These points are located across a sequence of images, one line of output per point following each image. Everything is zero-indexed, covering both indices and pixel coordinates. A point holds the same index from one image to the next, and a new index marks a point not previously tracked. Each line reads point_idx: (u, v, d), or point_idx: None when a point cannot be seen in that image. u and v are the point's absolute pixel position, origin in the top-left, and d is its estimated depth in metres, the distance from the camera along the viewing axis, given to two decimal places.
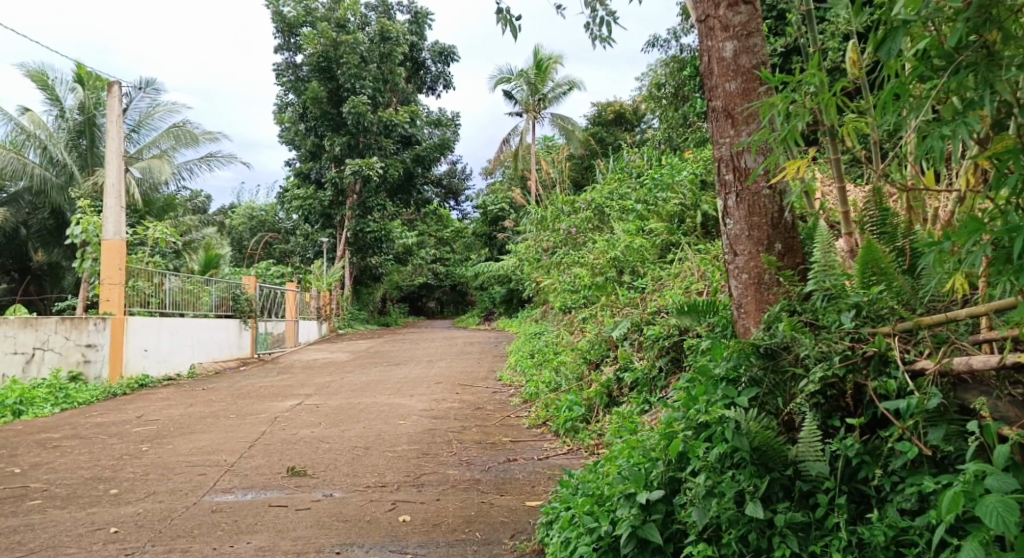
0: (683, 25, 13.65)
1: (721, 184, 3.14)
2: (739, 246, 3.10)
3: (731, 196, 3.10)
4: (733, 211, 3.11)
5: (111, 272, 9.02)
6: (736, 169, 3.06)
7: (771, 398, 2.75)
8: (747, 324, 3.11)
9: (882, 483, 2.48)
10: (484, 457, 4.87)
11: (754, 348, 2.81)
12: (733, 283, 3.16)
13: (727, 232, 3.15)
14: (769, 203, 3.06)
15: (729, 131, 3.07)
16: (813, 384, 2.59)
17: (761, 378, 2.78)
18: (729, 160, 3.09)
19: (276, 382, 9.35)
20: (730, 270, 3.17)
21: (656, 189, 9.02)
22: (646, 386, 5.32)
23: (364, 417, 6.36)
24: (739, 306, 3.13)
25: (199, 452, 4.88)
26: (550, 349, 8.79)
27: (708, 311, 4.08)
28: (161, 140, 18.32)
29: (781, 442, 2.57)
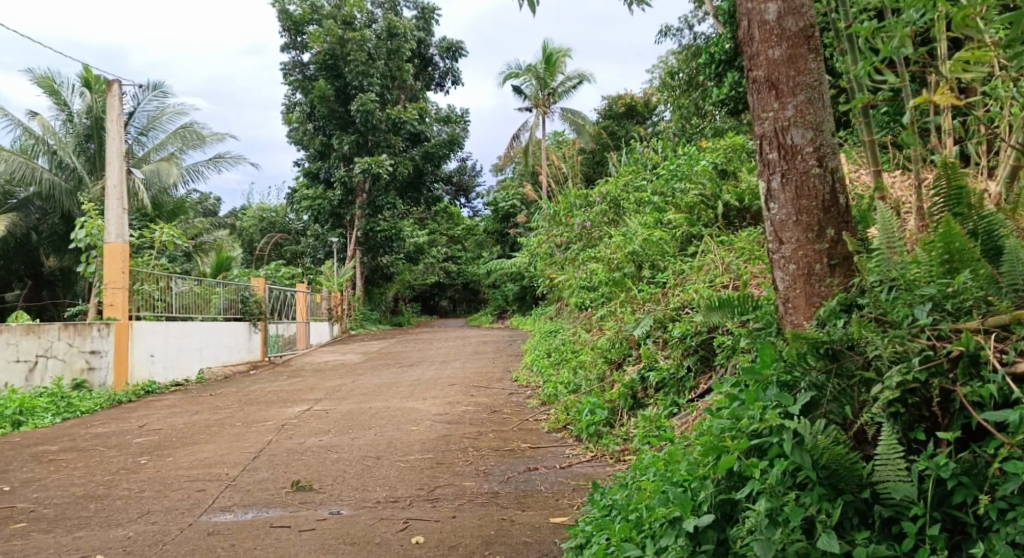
0: (696, 13, 13.29)
1: (763, 163, 2.81)
2: (785, 233, 2.77)
3: (775, 176, 2.77)
4: (778, 193, 2.78)
5: (115, 275, 8.78)
6: (783, 145, 2.73)
7: (837, 406, 2.46)
8: (796, 320, 2.78)
9: (988, 512, 2.13)
10: (502, 466, 4.56)
11: (811, 348, 2.54)
12: (778, 275, 2.83)
13: (771, 217, 2.82)
14: (819, 184, 2.72)
15: (774, 104, 2.75)
16: (890, 391, 2.31)
17: (824, 383, 2.49)
18: (772, 136, 2.76)
19: (286, 386, 9.09)
20: (774, 261, 2.84)
21: (675, 180, 8.68)
22: (673, 387, 5.01)
23: (376, 423, 6.07)
24: (786, 300, 2.80)
25: (200, 465, 4.60)
26: (567, 347, 8.48)
27: (745, 309, 3.68)
28: (168, 142, 18.07)
29: (854, 460, 2.28)
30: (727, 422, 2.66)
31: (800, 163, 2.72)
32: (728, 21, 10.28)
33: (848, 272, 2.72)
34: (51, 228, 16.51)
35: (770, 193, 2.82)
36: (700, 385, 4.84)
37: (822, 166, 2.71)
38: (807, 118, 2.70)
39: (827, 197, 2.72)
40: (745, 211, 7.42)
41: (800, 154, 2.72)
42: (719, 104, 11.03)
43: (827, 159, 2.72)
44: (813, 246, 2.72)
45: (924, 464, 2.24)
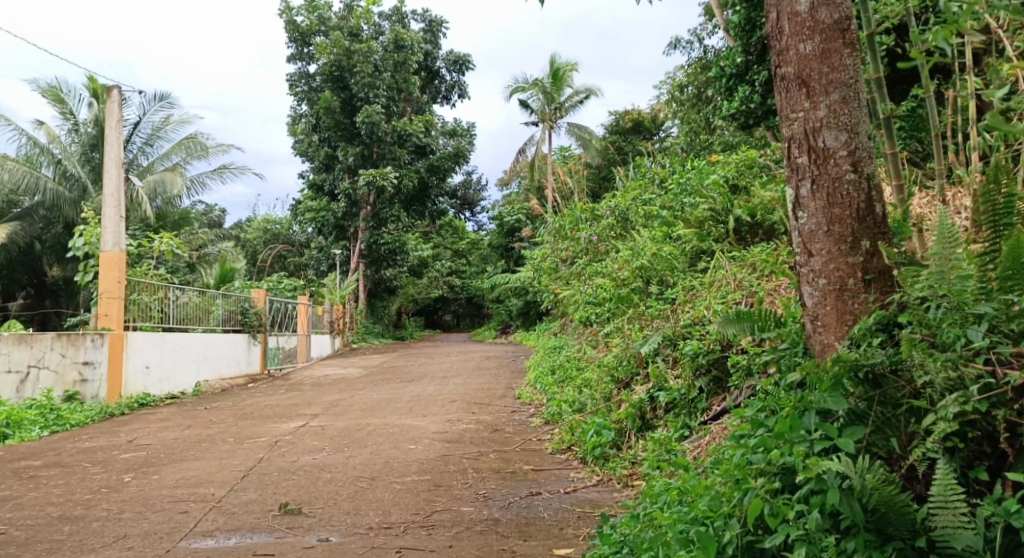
0: (706, 26, 13.13)
1: (791, 168, 2.69)
2: (815, 244, 2.63)
3: (804, 183, 2.64)
4: (807, 202, 2.66)
5: (110, 285, 8.56)
6: (814, 148, 2.61)
7: (882, 439, 2.35)
8: (827, 340, 2.62)
9: None
10: (503, 490, 4.32)
11: (850, 372, 2.43)
12: (805, 291, 2.69)
13: (800, 227, 2.68)
14: (853, 191, 2.58)
15: (804, 103, 2.64)
16: (948, 423, 2.20)
17: (866, 411, 2.39)
18: (802, 139, 2.64)
19: (283, 401, 8.86)
20: (802, 275, 2.69)
21: (684, 195, 8.46)
22: (684, 409, 4.79)
23: (373, 441, 5.84)
24: (814, 318, 2.66)
25: (186, 484, 4.35)
26: (572, 364, 8.23)
27: (766, 326, 3.42)
28: (172, 152, 17.93)
29: (905, 502, 2.17)
30: (755, 453, 2.52)
31: (832, 167, 2.59)
32: (740, 34, 10.09)
33: (884, 288, 2.57)
34: (54, 238, 16.34)
35: (799, 202, 2.70)
36: (712, 407, 4.61)
37: (857, 172, 2.56)
38: (840, 120, 2.58)
39: (862, 206, 2.57)
40: (757, 226, 7.16)
41: (832, 158, 2.59)
42: (730, 118, 10.82)
43: (861, 164, 2.58)
44: (846, 258, 2.56)
45: (989, 509, 2.10)
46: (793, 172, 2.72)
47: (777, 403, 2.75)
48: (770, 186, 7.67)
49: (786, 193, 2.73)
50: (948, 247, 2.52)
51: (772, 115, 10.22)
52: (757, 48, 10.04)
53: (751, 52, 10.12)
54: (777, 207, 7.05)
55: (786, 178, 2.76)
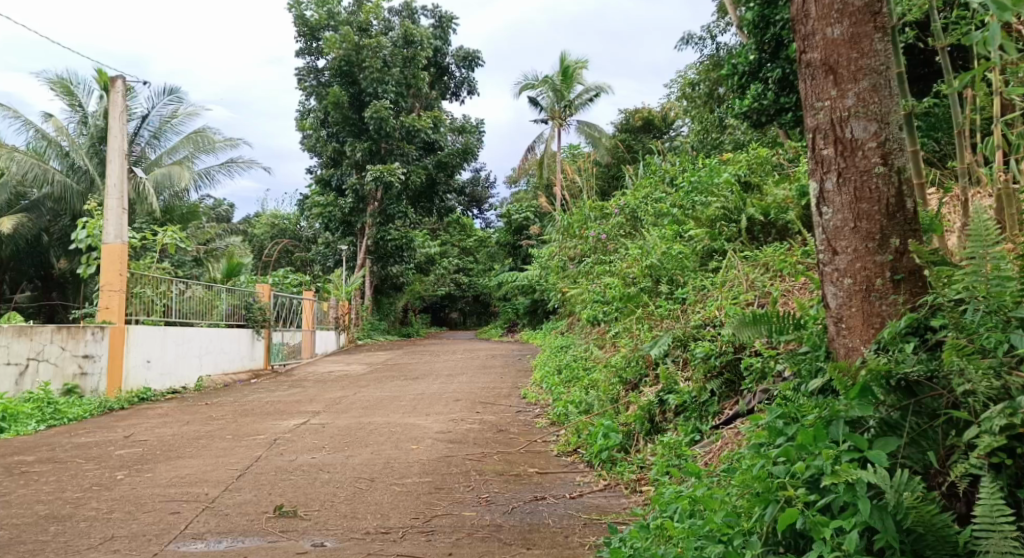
0: (718, 23, 12.95)
1: (816, 161, 2.65)
2: (840, 241, 2.59)
3: (830, 177, 2.60)
4: (832, 196, 2.61)
5: (111, 277, 8.45)
6: (840, 139, 2.57)
7: (917, 451, 2.29)
8: (851, 342, 2.59)
9: None
10: (506, 494, 4.18)
11: (880, 378, 2.37)
12: (829, 290, 2.64)
13: (824, 224, 2.64)
14: (882, 185, 2.53)
15: (831, 91, 2.60)
16: (994, 438, 2.14)
17: (901, 421, 2.32)
18: (829, 129, 2.60)
19: (285, 397, 8.74)
20: (825, 274, 2.66)
21: (695, 193, 8.30)
22: (695, 412, 4.62)
23: (374, 440, 5.71)
24: (838, 319, 2.61)
25: (180, 483, 4.23)
26: (579, 364, 8.08)
27: (784, 329, 3.27)
28: (180, 146, 17.85)
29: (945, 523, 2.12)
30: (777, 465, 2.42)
31: (860, 159, 2.55)
32: (754, 31, 9.92)
33: (914, 289, 2.52)
34: (63, 230, 16.28)
35: (823, 196, 2.66)
36: (724, 411, 4.46)
37: (887, 165, 2.52)
38: (868, 110, 2.54)
39: (892, 201, 2.53)
40: (769, 226, 7.01)
41: (860, 149, 2.55)
42: (742, 116, 10.62)
43: (892, 157, 2.53)
44: (873, 257, 2.52)
45: None
46: (818, 165, 2.68)
47: (798, 409, 2.64)
48: (782, 184, 7.50)
49: (809, 187, 2.69)
50: (985, 248, 2.47)
51: (784, 113, 10.04)
52: (771, 46, 9.85)
53: (764, 50, 9.94)
54: (791, 206, 6.87)
55: (809, 172, 2.72)
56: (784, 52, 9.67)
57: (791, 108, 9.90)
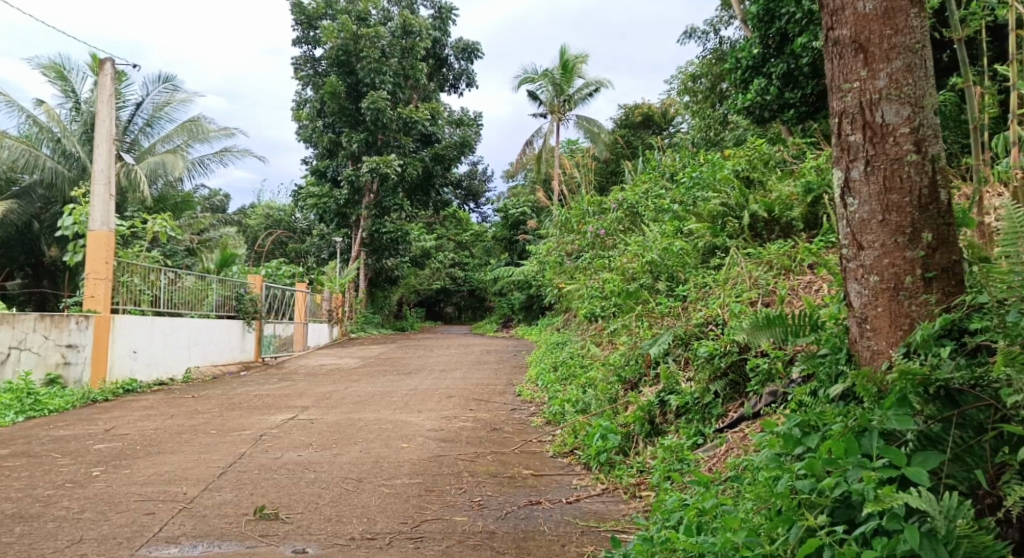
0: (721, 17, 12.77)
1: (843, 149, 2.68)
2: (866, 236, 2.63)
3: (857, 165, 2.64)
4: (859, 185, 2.65)
5: (96, 265, 8.24)
6: (870, 124, 2.61)
7: (963, 468, 2.28)
8: (876, 346, 2.61)
9: None
10: (500, 498, 4.00)
11: (918, 387, 2.38)
12: (853, 289, 2.67)
13: (849, 216, 2.68)
14: (914, 175, 2.56)
15: (860, 70, 2.64)
16: None
17: (942, 435, 2.33)
18: (858, 112, 2.64)
19: (275, 391, 8.54)
20: (850, 272, 2.69)
21: (696, 188, 8.12)
22: (697, 414, 4.44)
23: (363, 438, 5.51)
24: (863, 319, 2.64)
25: (157, 482, 4.03)
26: (575, 361, 7.90)
27: (800, 332, 3.19)
28: (174, 134, 17.54)
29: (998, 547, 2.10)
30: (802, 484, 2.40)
31: (891, 145, 2.58)
32: (758, 25, 9.78)
33: (947, 288, 2.53)
34: (54, 217, 15.99)
35: (848, 187, 2.70)
36: (727, 414, 4.30)
37: (919, 152, 2.55)
38: (901, 92, 2.58)
39: (923, 191, 2.56)
40: (773, 223, 6.85)
41: (891, 135, 2.58)
42: (744, 111, 10.44)
43: (925, 143, 2.57)
44: (904, 253, 2.55)
45: None
46: (842, 153, 2.72)
47: (818, 419, 2.63)
48: (786, 180, 7.33)
49: (834, 176, 2.73)
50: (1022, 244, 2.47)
51: (787, 109, 9.86)
52: (776, 40, 9.67)
53: (769, 45, 9.78)
54: (796, 203, 6.72)
55: (834, 161, 2.76)
56: (789, 46, 9.48)
57: (795, 103, 9.72)
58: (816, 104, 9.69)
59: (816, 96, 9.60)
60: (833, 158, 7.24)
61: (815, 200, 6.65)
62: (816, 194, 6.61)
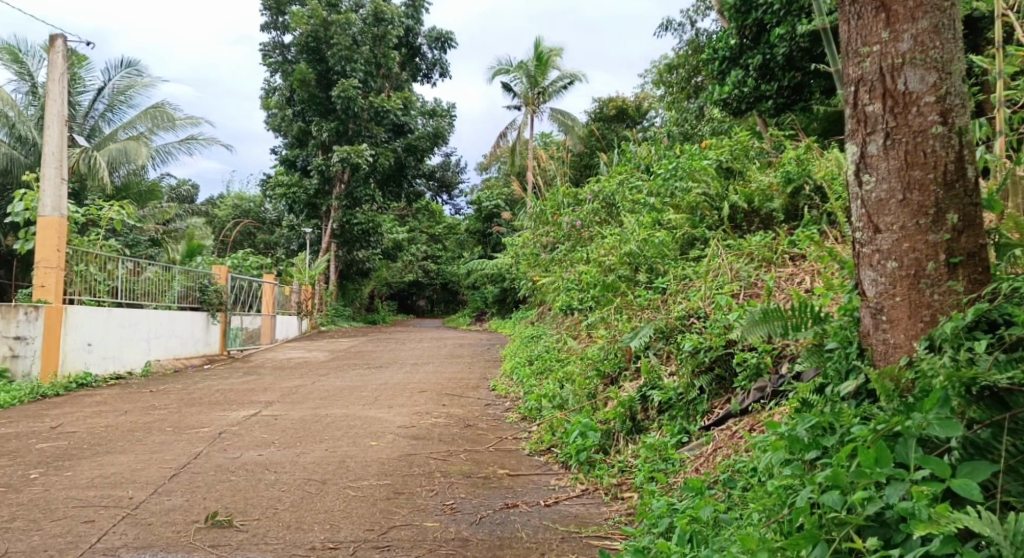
0: (698, 7, 12.57)
1: (862, 121, 2.69)
2: (884, 217, 2.63)
3: (876, 139, 2.65)
4: (878, 161, 2.65)
5: (47, 253, 7.87)
6: (892, 92, 2.61)
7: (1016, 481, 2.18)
8: (891, 336, 2.62)
9: None
10: (474, 501, 3.76)
11: (962, 389, 2.32)
12: (869, 274, 2.68)
13: (867, 194, 2.68)
14: (939, 149, 2.56)
15: (881, 34, 2.64)
16: None
17: (993, 442, 2.23)
18: (879, 78, 2.64)
19: (238, 385, 8.22)
20: (865, 256, 2.69)
21: (674, 179, 7.90)
22: (681, 411, 4.24)
23: (329, 435, 5.23)
24: (878, 306, 2.64)
25: (100, 485, 3.76)
26: (551, 355, 7.69)
27: (800, 326, 3.09)
28: (138, 122, 16.88)
29: None
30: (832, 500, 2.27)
31: (914, 116, 2.58)
32: (735, 16, 9.56)
33: (972, 276, 2.53)
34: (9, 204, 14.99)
35: (865, 161, 2.69)
36: (713, 410, 4.10)
37: (945, 123, 2.55)
38: (926, 57, 2.57)
39: (948, 166, 2.55)
40: (754, 214, 6.70)
41: (915, 104, 2.58)
42: (720, 102, 10.25)
43: (951, 114, 2.56)
44: (925, 236, 2.55)
45: None
46: (859, 124, 2.72)
47: (834, 420, 2.56)
48: (765, 171, 7.15)
49: (850, 150, 2.72)
50: None
51: (763, 101, 9.69)
52: (752, 30, 9.48)
53: (746, 35, 9.59)
54: (777, 194, 6.54)
55: (849, 133, 2.76)
56: (766, 36, 9.30)
57: (772, 95, 9.56)
58: (793, 95, 9.54)
59: (793, 88, 9.44)
60: (813, 148, 7.07)
61: (797, 191, 6.47)
62: (796, 184, 6.43)
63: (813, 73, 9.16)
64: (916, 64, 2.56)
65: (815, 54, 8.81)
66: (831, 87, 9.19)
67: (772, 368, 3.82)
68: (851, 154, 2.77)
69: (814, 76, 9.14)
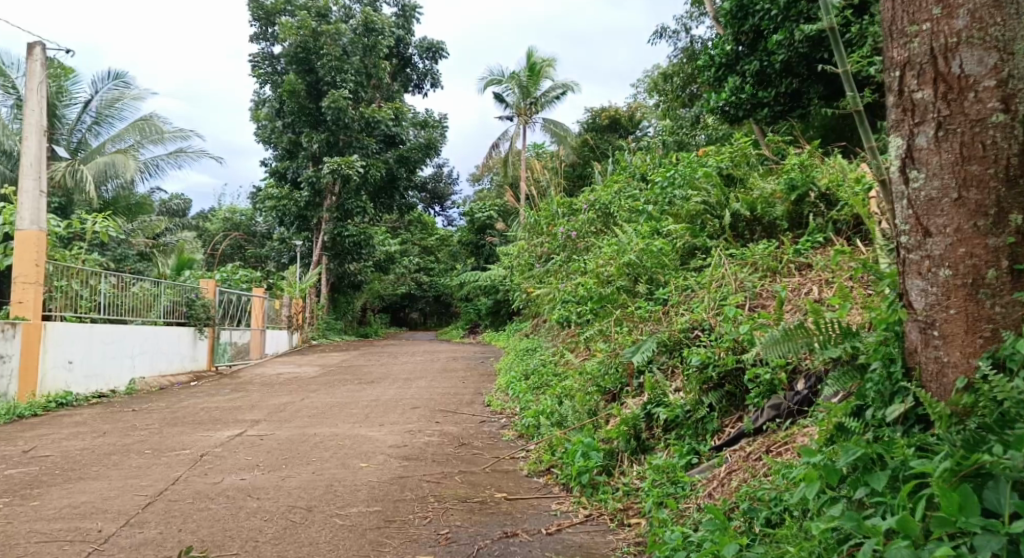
0: (692, 14, 12.40)
1: (912, 109, 2.62)
2: (935, 220, 2.58)
3: (927, 129, 2.59)
4: (928, 154, 2.59)
5: (26, 267, 7.60)
6: (945, 76, 2.54)
7: None
8: (943, 351, 2.55)
9: None
10: (470, 529, 3.51)
11: None
12: (918, 283, 2.63)
13: (916, 192, 2.63)
14: (999, 139, 2.49)
15: (932, 12, 2.57)
16: None
17: None
18: (932, 60, 2.57)
19: (225, 403, 7.94)
20: (915, 266, 2.64)
21: (672, 187, 7.68)
22: (689, 430, 4.00)
23: (317, 456, 4.97)
24: (928, 320, 2.59)
25: (67, 517, 3.51)
26: (548, 370, 7.44)
27: (829, 343, 3.13)
28: (126, 134, 16.56)
29: None
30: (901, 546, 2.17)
31: (972, 102, 2.51)
32: (731, 22, 9.35)
33: None
34: None
35: (912, 155, 2.64)
36: (724, 429, 3.88)
37: (1007, 109, 2.47)
38: (985, 35, 2.50)
39: (1010, 160, 2.47)
40: (756, 222, 6.50)
41: (973, 87, 2.51)
42: (717, 109, 10.03)
43: (1013, 100, 2.48)
44: (983, 239, 2.48)
45: None
46: (905, 114, 2.66)
47: (883, 451, 2.51)
48: (768, 178, 6.95)
49: (897, 142, 2.67)
50: None
51: (761, 109, 9.48)
52: (749, 36, 9.30)
53: (742, 41, 9.41)
54: (779, 201, 6.36)
55: (894, 123, 2.70)
56: (763, 42, 9.14)
57: (770, 103, 9.38)
58: (791, 103, 9.35)
59: (791, 96, 9.24)
60: (815, 154, 6.87)
61: (801, 198, 6.27)
62: (801, 192, 6.25)
63: (811, 79, 8.97)
64: (973, 41, 2.49)
65: (815, 59, 8.62)
66: (829, 93, 9.01)
67: (786, 385, 3.64)
68: (896, 148, 2.72)
69: (811, 83, 8.96)
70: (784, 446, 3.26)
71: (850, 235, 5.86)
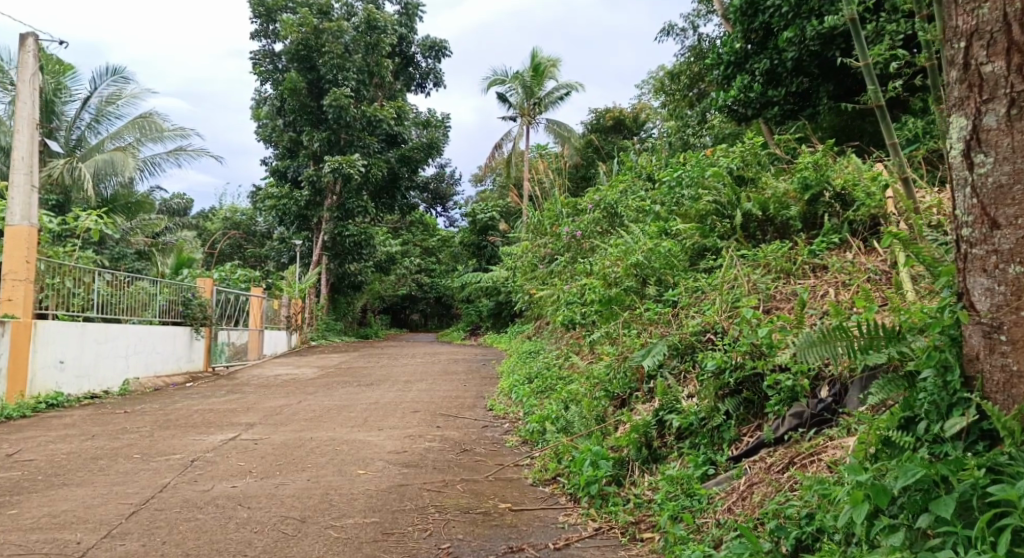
0: (700, 12, 12.20)
1: (982, 84, 2.50)
2: (1004, 209, 2.45)
3: (999, 108, 2.46)
4: (998, 136, 2.47)
5: (15, 264, 7.40)
6: (1020, 46, 2.41)
7: None
8: (1010, 358, 2.43)
9: None
10: (474, 544, 3.33)
11: None
12: (982, 282, 2.50)
13: (983, 177, 2.50)
14: None
15: None
16: None
17: None
18: (1005, 27, 2.44)
19: (220, 405, 7.74)
20: (980, 265, 2.51)
21: (679, 187, 7.48)
22: (704, 438, 3.79)
23: (313, 463, 4.77)
24: (994, 324, 2.46)
25: (46, 527, 3.34)
26: (552, 373, 7.24)
27: (870, 347, 2.90)
28: (125, 132, 16.37)
29: None
30: None
31: None
32: (739, 19, 9.14)
33: None
34: None
35: (978, 136, 2.52)
36: (742, 438, 3.67)
37: None
38: None
39: None
40: (768, 223, 6.27)
41: None
42: (725, 108, 9.82)
43: None
44: None
45: None
46: (971, 91, 2.54)
47: (948, 472, 2.37)
48: (780, 178, 6.74)
49: (963, 122, 2.54)
50: None
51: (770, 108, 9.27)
52: (759, 34, 9.08)
53: (751, 39, 9.20)
54: (793, 201, 6.14)
55: (958, 101, 2.58)
56: (773, 40, 8.93)
57: (779, 102, 9.17)
58: (801, 103, 9.14)
59: (800, 95, 9.04)
60: (830, 151, 6.65)
61: (815, 198, 6.06)
62: (815, 191, 6.02)
63: (821, 77, 8.74)
64: None
65: (827, 58, 8.39)
66: (840, 91, 8.78)
67: (809, 392, 3.43)
68: (958, 128, 2.60)
69: (821, 82, 8.74)
70: (810, 459, 3.05)
71: (866, 236, 5.65)
